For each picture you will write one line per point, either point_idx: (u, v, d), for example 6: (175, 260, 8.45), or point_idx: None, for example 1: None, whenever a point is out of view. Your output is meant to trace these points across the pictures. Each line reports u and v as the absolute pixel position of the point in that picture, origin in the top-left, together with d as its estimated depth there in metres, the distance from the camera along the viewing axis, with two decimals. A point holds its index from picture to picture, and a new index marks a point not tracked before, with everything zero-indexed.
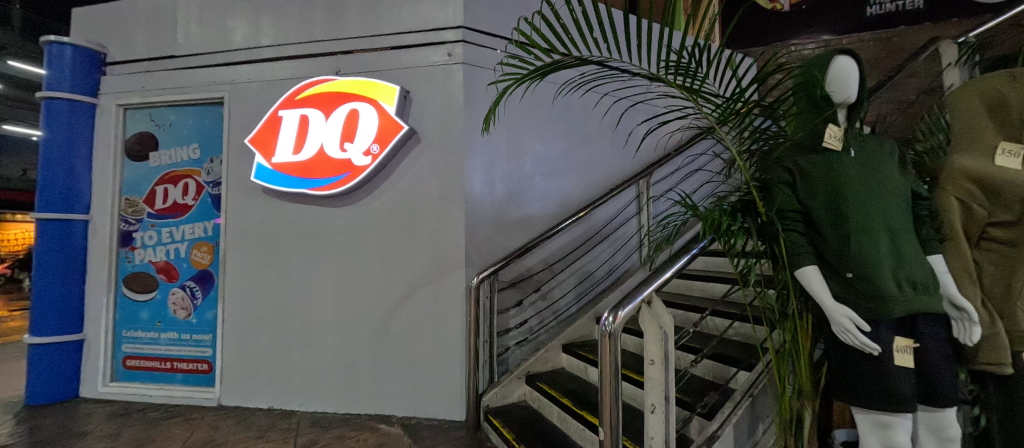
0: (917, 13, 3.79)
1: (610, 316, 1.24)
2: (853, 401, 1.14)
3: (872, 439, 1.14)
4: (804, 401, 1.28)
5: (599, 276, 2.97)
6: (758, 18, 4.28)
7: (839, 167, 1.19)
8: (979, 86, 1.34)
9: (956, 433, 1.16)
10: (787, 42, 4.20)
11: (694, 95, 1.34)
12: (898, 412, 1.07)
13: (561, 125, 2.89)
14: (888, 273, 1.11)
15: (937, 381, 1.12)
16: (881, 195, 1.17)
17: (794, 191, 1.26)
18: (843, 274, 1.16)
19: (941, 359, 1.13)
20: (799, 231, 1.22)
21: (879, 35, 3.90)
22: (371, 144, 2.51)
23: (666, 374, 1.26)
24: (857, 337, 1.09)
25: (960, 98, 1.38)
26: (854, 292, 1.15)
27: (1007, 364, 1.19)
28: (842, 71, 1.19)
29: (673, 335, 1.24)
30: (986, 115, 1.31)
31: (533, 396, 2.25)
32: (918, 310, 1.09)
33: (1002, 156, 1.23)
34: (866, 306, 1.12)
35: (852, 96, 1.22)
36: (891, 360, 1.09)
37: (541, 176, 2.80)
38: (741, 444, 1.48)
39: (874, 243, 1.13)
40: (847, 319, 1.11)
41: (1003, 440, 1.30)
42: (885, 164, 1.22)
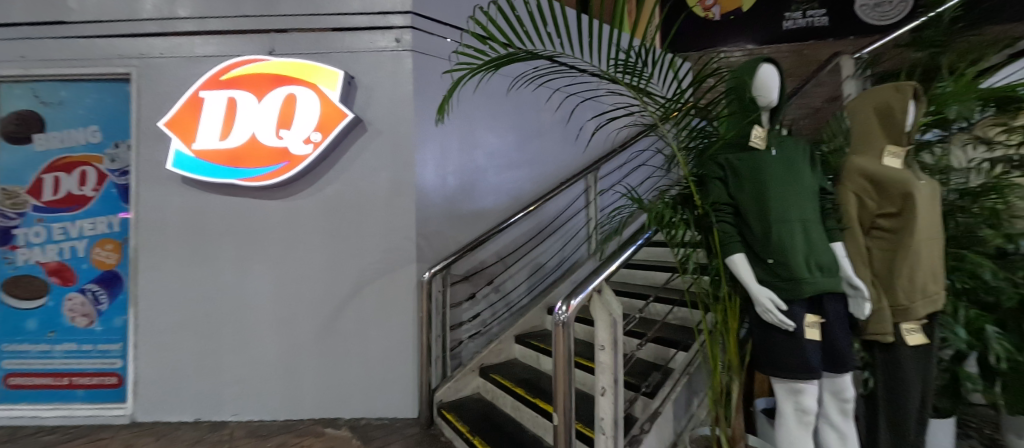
0: (824, 29, 4.31)
1: (564, 306, 1.27)
2: (772, 371, 1.29)
3: (787, 404, 1.30)
4: (732, 375, 1.43)
5: (550, 268, 3.05)
6: (694, 24, 4.67)
7: (762, 164, 1.34)
8: (873, 95, 1.53)
9: (852, 394, 1.34)
10: (717, 48, 4.62)
11: (641, 94, 1.40)
12: (807, 379, 1.23)
13: (514, 118, 2.90)
14: (801, 258, 1.26)
15: (839, 350, 1.29)
16: (797, 189, 1.33)
17: (726, 186, 1.39)
18: (765, 260, 1.31)
19: (841, 332, 1.30)
20: (728, 222, 1.36)
21: (793, 47, 4.42)
22: (312, 132, 2.35)
23: (615, 359, 1.31)
24: (775, 316, 1.23)
25: (859, 107, 1.58)
26: (774, 276, 1.29)
27: (889, 334, 1.41)
28: (767, 77, 1.32)
29: (622, 321, 1.29)
30: (877, 122, 1.52)
31: (487, 387, 2.28)
32: (824, 290, 1.26)
33: (889, 157, 1.47)
34: (784, 288, 1.27)
35: (774, 101, 1.36)
36: (803, 335, 1.24)
37: (494, 169, 2.80)
38: (679, 418, 1.62)
39: (790, 233, 1.27)
40: (768, 299, 1.25)
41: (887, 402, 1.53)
42: (800, 161, 1.39)
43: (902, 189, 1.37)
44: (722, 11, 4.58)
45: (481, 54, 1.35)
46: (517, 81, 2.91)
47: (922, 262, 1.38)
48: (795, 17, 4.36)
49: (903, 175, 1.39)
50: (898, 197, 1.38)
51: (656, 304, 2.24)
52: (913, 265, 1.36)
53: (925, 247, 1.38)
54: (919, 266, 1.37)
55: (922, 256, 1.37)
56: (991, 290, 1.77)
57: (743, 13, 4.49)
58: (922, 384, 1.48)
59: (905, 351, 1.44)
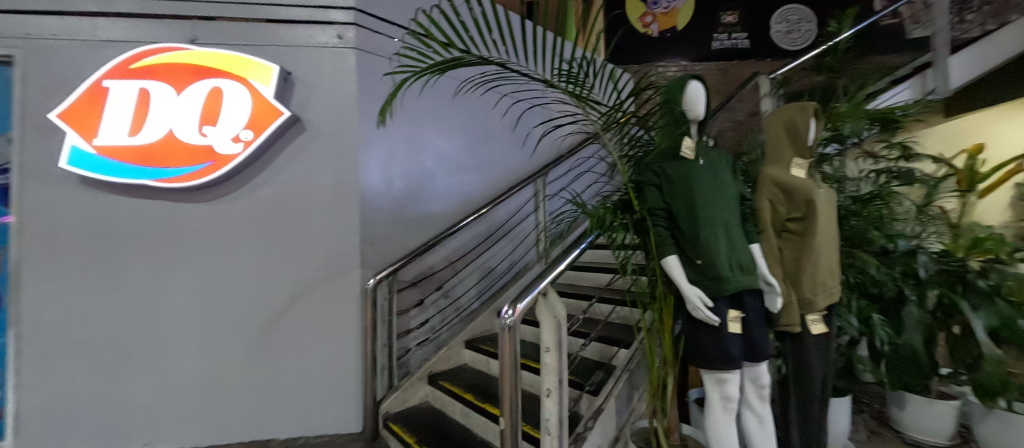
0: (745, 50, 4.98)
1: (510, 309, 1.29)
2: (700, 364, 1.40)
3: (714, 393, 1.41)
4: (668, 369, 1.53)
5: (500, 272, 3.07)
6: (637, 39, 5.05)
7: (690, 172, 1.46)
8: (781, 113, 1.73)
9: (767, 380, 1.49)
10: (655, 62, 5.03)
11: (583, 103, 1.47)
12: (729, 369, 1.35)
13: (462, 122, 2.91)
14: (724, 258, 1.39)
15: (756, 342, 1.43)
16: (720, 196, 1.46)
17: (660, 192, 1.50)
18: (694, 261, 1.42)
19: (758, 325, 1.45)
20: (662, 225, 1.46)
21: (720, 65, 5.02)
22: (242, 130, 2.19)
23: (559, 360, 1.35)
24: (703, 312, 1.34)
25: (770, 122, 1.77)
26: (702, 275, 1.41)
27: (796, 325, 1.58)
28: (693, 93, 1.44)
29: (566, 323, 1.33)
30: (786, 136, 1.71)
31: (436, 395, 2.24)
32: (743, 287, 1.39)
33: (794, 168, 1.66)
34: (710, 286, 1.38)
35: (700, 114, 1.49)
36: (726, 328, 1.36)
37: (443, 173, 2.78)
38: (622, 413, 1.71)
39: (715, 235, 1.40)
40: (696, 297, 1.36)
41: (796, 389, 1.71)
42: (722, 170, 1.53)
43: (805, 196, 1.55)
44: (660, 29, 5.05)
45: (426, 57, 1.35)
46: (465, 85, 2.92)
47: (821, 261, 1.57)
48: (722, 39, 5.00)
49: (806, 183, 1.57)
50: (803, 203, 1.56)
51: (600, 305, 2.34)
52: (812, 262, 1.55)
53: (824, 247, 1.58)
54: (820, 263, 1.56)
55: (821, 255, 1.56)
56: (875, 283, 2.07)
57: (677, 32, 5.02)
58: (824, 368, 1.67)
59: (810, 339, 1.62)
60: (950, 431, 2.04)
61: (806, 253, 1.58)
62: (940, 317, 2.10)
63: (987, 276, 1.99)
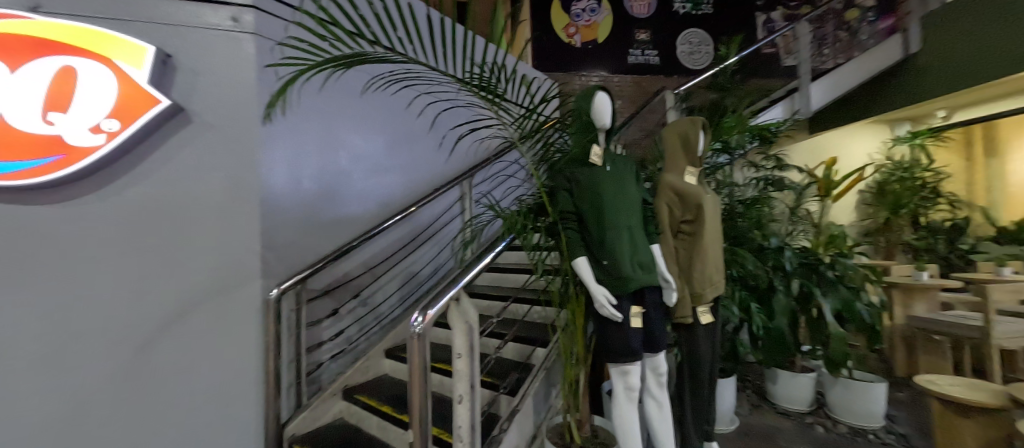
0: (656, 66, 5.51)
1: (420, 316, 1.25)
2: (606, 358, 1.50)
3: (618, 384, 1.52)
4: (579, 366, 1.62)
5: (425, 276, 3.02)
6: (562, 48, 5.29)
7: (598, 178, 1.56)
8: (676, 126, 1.92)
9: (665, 369, 1.63)
10: (578, 72, 5.33)
11: (496, 107, 1.50)
12: (631, 361, 1.46)
13: (382, 122, 2.83)
14: (627, 259, 1.50)
15: (655, 334, 1.57)
16: (624, 201, 1.58)
17: (571, 197, 1.58)
18: (600, 261, 1.52)
19: (657, 319, 1.59)
20: (573, 228, 1.55)
21: (635, 78, 5.46)
22: (100, 119, 1.72)
23: (471, 365, 1.35)
24: (608, 309, 1.43)
25: (667, 133, 1.95)
26: (607, 275, 1.51)
27: (689, 316, 1.77)
28: (600, 104, 1.54)
29: (477, 327, 1.34)
30: (681, 146, 1.90)
31: (351, 410, 2.14)
32: (643, 285, 1.51)
33: (688, 176, 1.86)
34: (614, 285, 1.48)
35: (607, 124, 1.59)
36: (628, 324, 1.47)
37: (361, 173, 2.69)
38: (540, 410, 1.78)
39: (619, 237, 1.51)
40: (603, 295, 1.45)
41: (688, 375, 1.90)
42: (627, 177, 1.65)
43: (695, 201, 1.75)
44: (582, 41, 5.36)
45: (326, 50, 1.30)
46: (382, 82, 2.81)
47: (709, 259, 1.77)
48: (636, 54, 5.47)
49: (696, 190, 1.78)
50: (694, 206, 1.76)
51: (517, 305, 2.38)
52: (702, 261, 1.75)
53: (712, 247, 1.79)
54: (708, 260, 1.77)
55: (709, 254, 1.77)
56: (753, 276, 2.40)
57: (597, 45, 5.38)
58: (710, 354, 1.87)
59: (699, 329, 1.82)
60: (808, 398, 2.59)
61: (696, 252, 1.77)
62: (800, 304, 2.51)
63: (834, 268, 2.46)
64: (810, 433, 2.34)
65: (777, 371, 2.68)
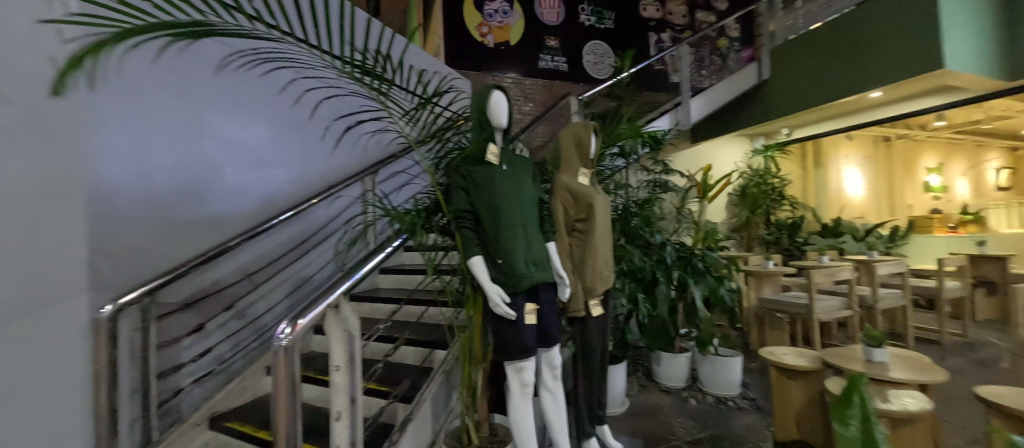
0: (564, 73, 5.78)
1: (288, 328, 1.09)
2: (501, 355, 1.52)
3: (513, 381, 1.53)
4: (474, 366, 1.62)
5: (317, 283, 2.76)
6: (474, 46, 5.27)
7: (494, 177, 1.56)
8: (571, 129, 2.01)
9: (559, 361, 1.70)
10: (491, 72, 5.36)
11: (384, 97, 1.40)
12: (525, 357, 1.49)
13: (261, 110, 2.58)
14: (521, 257, 1.53)
15: (548, 330, 1.63)
16: (520, 200, 1.60)
17: (467, 195, 1.56)
18: (495, 260, 1.53)
19: (551, 314, 1.64)
20: (469, 227, 1.53)
21: (545, 82, 5.66)
22: None
23: (350, 377, 1.25)
24: (501, 308, 1.44)
25: (564, 135, 2.03)
26: (502, 273, 1.52)
27: (581, 310, 1.87)
28: (497, 103, 1.55)
29: (358, 335, 1.25)
30: (576, 148, 2.00)
31: (220, 441, 1.86)
32: (537, 282, 1.55)
33: (581, 177, 1.96)
34: (508, 283, 1.50)
35: (504, 124, 1.60)
36: (523, 321, 1.50)
37: (233, 167, 2.40)
38: (439, 414, 1.74)
39: (513, 236, 1.53)
40: (496, 294, 1.46)
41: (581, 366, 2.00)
42: (524, 176, 1.68)
43: (587, 201, 1.87)
44: (495, 41, 5.41)
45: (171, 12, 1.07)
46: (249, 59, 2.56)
47: (599, 256, 1.89)
48: (547, 60, 5.67)
49: (586, 191, 1.90)
50: (586, 206, 1.88)
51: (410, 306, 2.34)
52: (593, 258, 1.86)
53: (602, 244, 1.92)
54: (597, 256, 1.89)
55: (599, 252, 1.89)
56: (639, 269, 2.68)
57: (510, 47, 5.46)
58: (601, 345, 2.01)
59: (591, 321, 1.93)
60: (683, 375, 3.02)
61: (588, 249, 1.88)
62: (677, 292, 2.89)
63: (703, 260, 2.85)
64: (685, 407, 2.69)
65: (660, 353, 3.08)
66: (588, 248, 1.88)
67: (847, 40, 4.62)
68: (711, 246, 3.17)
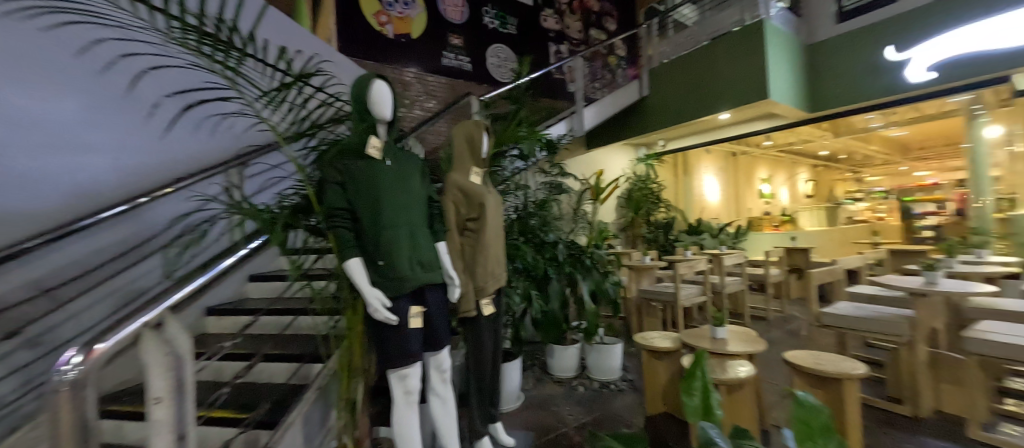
0: (467, 72, 5.75)
1: (78, 359, 0.72)
2: (383, 363, 1.43)
3: (397, 390, 1.45)
4: (356, 378, 1.49)
5: (145, 296, 2.48)
6: (372, 34, 4.93)
7: (376, 173, 1.46)
8: (461, 128, 1.98)
9: (449, 363, 1.66)
10: (391, 64, 5.06)
11: (234, 73, 1.35)
12: (410, 363, 1.43)
13: (65, 85, 2.31)
14: (405, 258, 1.45)
15: (435, 332, 1.58)
16: (406, 197, 1.52)
17: (344, 192, 1.44)
18: (376, 262, 1.43)
19: (439, 316, 1.60)
20: (345, 227, 1.39)
21: (448, 80, 5.55)
22: None
23: (179, 411, 0.92)
24: (382, 312, 1.35)
25: (457, 132, 1.98)
26: (383, 276, 1.42)
27: (472, 310, 1.85)
28: (379, 93, 1.45)
29: (189, 356, 0.94)
30: (467, 146, 1.97)
31: None
32: (423, 284, 1.48)
33: (474, 176, 1.95)
34: (390, 286, 1.41)
35: (387, 116, 1.50)
36: (406, 325, 1.43)
37: (21, 149, 2.11)
38: (312, 433, 1.65)
39: (397, 236, 1.44)
40: (376, 298, 1.36)
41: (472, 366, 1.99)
42: (411, 173, 1.60)
43: (478, 201, 1.88)
44: (395, 32, 5.14)
45: None
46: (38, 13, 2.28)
47: (490, 255, 1.89)
48: (450, 57, 5.58)
49: (478, 190, 1.90)
50: (477, 205, 1.87)
51: (268, 318, 2.27)
52: (484, 258, 1.86)
53: (495, 244, 1.92)
54: (489, 256, 1.89)
55: (491, 251, 1.89)
56: (533, 267, 2.85)
57: (411, 39, 5.24)
58: (493, 343, 2.01)
59: (482, 321, 1.92)
60: (573, 365, 3.23)
61: (479, 248, 1.88)
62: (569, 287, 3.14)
63: (590, 256, 3.13)
64: (574, 395, 2.89)
65: (553, 346, 3.23)
66: (479, 247, 1.88)
67: (703, 74, 5.73)
68: (600, 244, 3.51)
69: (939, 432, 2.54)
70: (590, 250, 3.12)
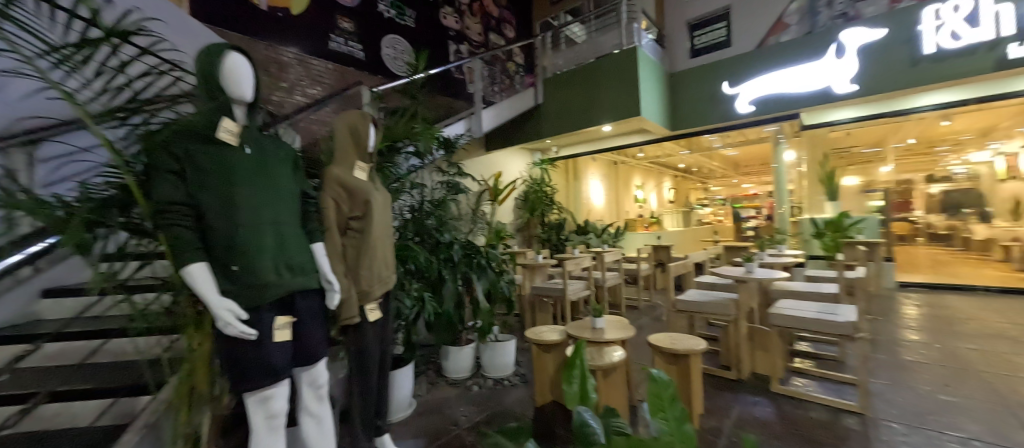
0: (359, 61, 5.37)
1: None
2: (238, 385, 1.26)
3: (257, 415, 1.30)
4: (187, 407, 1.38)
5: None
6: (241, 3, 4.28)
7: (230, 162, 1.32)
8: (343, 117, 1.81)
9: (325, 379, 1.53)
10: (266, 41, 4.45)
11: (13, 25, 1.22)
12: (275, 382, 1.30)
13: None
14: (269, 262, 1.34)
15: (308, 344, 1.46)
16: (270, 193, 1.41)
17: (184, 183, 1.26)
18: (229, 267, 1.29)
19: (314, 327, 1.49)
20: (188, 225, 1.23)
21: (337, 65, 5.10)
22: None
23: None
24: (236, 327, 1.21)
25: (339, 120, 1.80)
26: (238, 284, 1.28)
27: (355, 317, 1.70)
28: (235, 68, 1.30)
29: None
30: (351, 137, 1.80)
31: None
32: (290, 289, 1.38)
33: (358, 170, 1.81)
34: (248, 295, 1.28)
35: (247, 95, 1.35)
36: (269, 339, 1.31)
37: None
38: None
39: (258, 236, 1.33)
40: (228, 311, 1.21)
41: (353, 379, 1.82)
42: (276, 163, 1.48)
43: (364, 198, 1.74)
44: (269, 5, 4.55)
45: None
46: None
47: (375, 256, 1.78)
48: (339, 42, 5.15)
49: (362, 185, 1.76)
50: (362, 203, 1.74)
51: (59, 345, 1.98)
52: (369, 259, 1.75)
53: (381, 244, 1.82)
54: (376, 258, 1.78)
55: (377, 253, 1.78)
56: (427, 268, 2.89)
57: (291, 15, 4.69)
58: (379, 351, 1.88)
59: (367, 327, 1.79)
60: (467, 366, 3.27)
61: (363, 249, 1.75)
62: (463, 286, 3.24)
63: (485, 256, 3.28)
64: (467, 395, 2.93)
65: (447, 348, 3.24)
66: (364, 248, 1.75)
67: (588, 87, 6.26)
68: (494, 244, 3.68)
69: (755, 392, 3.29)
70: (484, 250, 3.32)
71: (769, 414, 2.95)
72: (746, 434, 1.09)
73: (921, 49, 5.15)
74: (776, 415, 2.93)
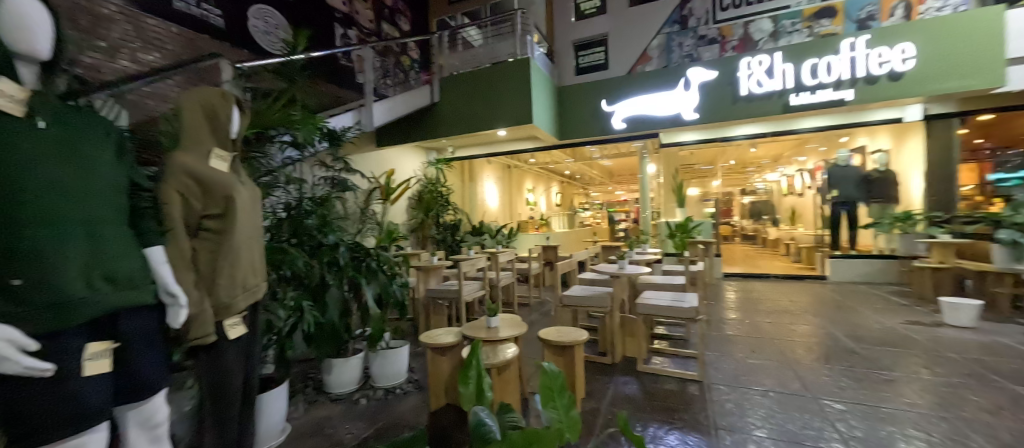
0: (217, 30, 4.49)
1: None
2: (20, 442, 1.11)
3: None
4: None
5: None
6: None
7: (13, 145, 1.14)
8: (196, 94, 1.72)
9: (162, 416, 1.48)
10: None
11: None
12: (81, 430, 1.19)
13: None
14: (76, 269, 1.21)
15: (135, 373, 1.36)
16: (79, 188, 1.27)
17: None
18: (9, 281, 1.12)
19: (144, 356, 1.40)
20: None
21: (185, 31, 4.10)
22: None
23: None
24: (16, 363, 1.07)
25: (185, 101, 1.70)
26: (16, 300, 1.12)
27: (209, 334, 1.66)
28: (22, 16, 1.17)
29: None
30: (204, 117, 1.74)
31: None
32: (107, 306, 1.27)
33: (215, 160, 1.77)
34: (46, 318, 1.15)
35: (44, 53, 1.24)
36: (80, 374, 1.21)
37: None
38: None
39: (60, 239, 1.19)
40: (5, 341, 1.07)
41: (209, 401, 1.79)
42: (88, 145, 1.32)
43: (224, 194, 1.71)
44: None
45: None
46: None
47: (236, 257, 1.78)
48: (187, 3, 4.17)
49: (218, 177, 1.71)
50: (222, 199, 1.71)
51: None
52: (227, 261, 1.74)
53: (243, 243, 1.81)
54: (238, 264, 1.80)
55: (237, 253, 1.78)
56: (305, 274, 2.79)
57: None
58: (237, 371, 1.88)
59: (224, 345, 1.80)
60: (353, 377, 3.19)
61: (220, 251, 1.73)
62: (351, 292, 3.14)
63: (374, 260, 3.18)
64: (354, 411, 2.87)
65: (331, 362, 3.11)
66: (219, 250, 1.73)
67: (481, 92, 6.39)
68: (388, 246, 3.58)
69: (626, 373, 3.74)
70: (375, 252, 3.22)
71: (636, 390, 3.39)
72: (618, 412, 1.50)
73: (739, 90, 6.70)
74: (641, 390, 3.38)
